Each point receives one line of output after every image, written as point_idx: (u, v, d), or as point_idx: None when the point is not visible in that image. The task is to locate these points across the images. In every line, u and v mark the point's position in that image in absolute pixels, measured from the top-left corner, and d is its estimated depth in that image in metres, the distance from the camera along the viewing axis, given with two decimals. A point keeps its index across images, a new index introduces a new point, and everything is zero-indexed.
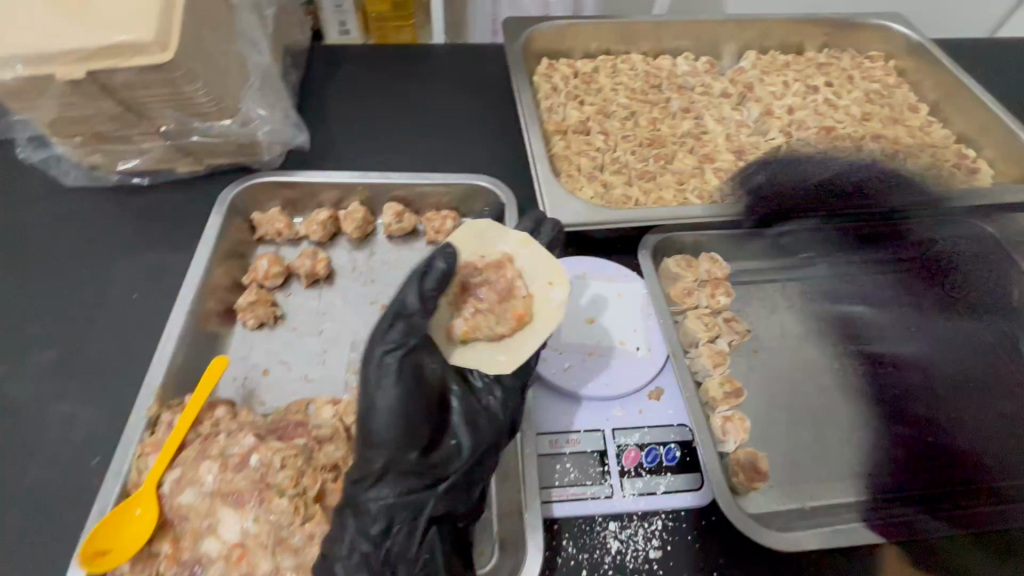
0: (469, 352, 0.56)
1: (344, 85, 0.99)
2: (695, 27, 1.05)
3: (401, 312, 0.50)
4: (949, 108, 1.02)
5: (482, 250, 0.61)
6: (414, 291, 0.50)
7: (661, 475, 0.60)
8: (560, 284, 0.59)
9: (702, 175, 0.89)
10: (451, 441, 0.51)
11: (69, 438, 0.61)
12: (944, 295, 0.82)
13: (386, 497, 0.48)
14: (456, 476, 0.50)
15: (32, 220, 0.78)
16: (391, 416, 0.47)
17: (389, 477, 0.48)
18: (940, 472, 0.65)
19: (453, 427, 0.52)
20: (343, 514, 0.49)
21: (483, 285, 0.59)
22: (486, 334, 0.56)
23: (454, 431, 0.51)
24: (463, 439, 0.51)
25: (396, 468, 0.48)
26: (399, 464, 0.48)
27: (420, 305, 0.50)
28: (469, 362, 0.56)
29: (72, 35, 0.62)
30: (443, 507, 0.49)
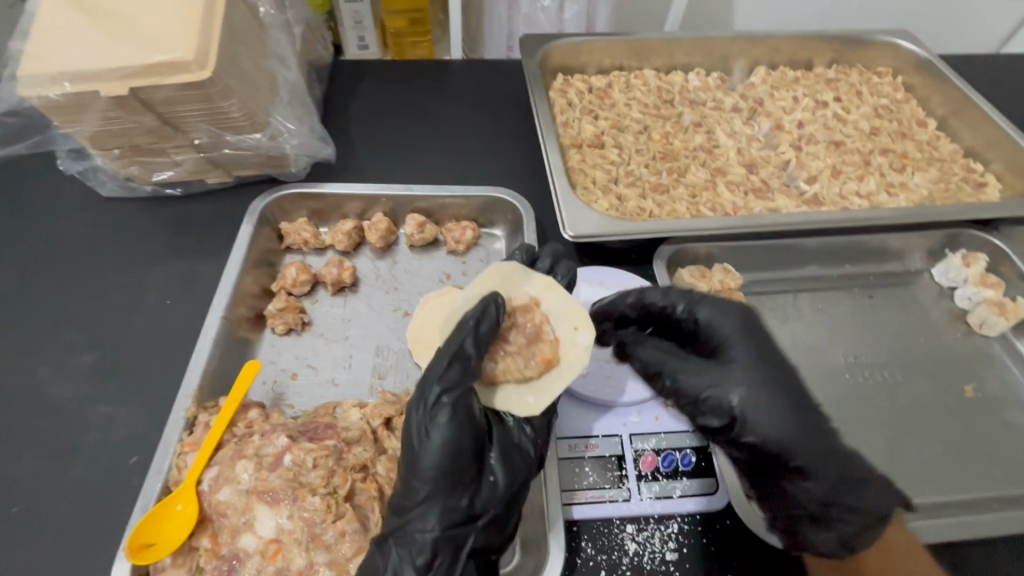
0: (499, 395, 0.58)
1: (366, 99, 1.03)
2: (706, 44, 1.08)
3: (459, 354, 0.53)
4: (956, 123, 1.04)
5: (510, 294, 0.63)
6: (469, 337, 0.54)
7: (677, 480, 0.62)
8: (585, 329, 0.60)
9: (714, 188, 0.91)
10: (489, 475, 0.52)
11: (108, 438, 0.64)
12: (953, 307, 0.83)
13: (433, 530, 0.49)
14: (495, 510, 0.51)
15: (70, 229, 0.81)
16: (441, 451, 0.50)
17: (435, 511, 0.49)
18: (951, 481, 0.66)
19: (491, 463, 0.53)
20: (386, 543, 0.50)
21: (512, 329, 0.60)
22: (516, 377, 0.58)
23: (492, 466, 0.53)
24: (502, 473, 0.52)
25: (442, 501, 0.50)
26: (444, 496, 0.50)
27: (475, 350, 0.54)
28: (499, 404, 0.58)
29: (117, 55, 0.65)
30: (482, 541, 0.51)
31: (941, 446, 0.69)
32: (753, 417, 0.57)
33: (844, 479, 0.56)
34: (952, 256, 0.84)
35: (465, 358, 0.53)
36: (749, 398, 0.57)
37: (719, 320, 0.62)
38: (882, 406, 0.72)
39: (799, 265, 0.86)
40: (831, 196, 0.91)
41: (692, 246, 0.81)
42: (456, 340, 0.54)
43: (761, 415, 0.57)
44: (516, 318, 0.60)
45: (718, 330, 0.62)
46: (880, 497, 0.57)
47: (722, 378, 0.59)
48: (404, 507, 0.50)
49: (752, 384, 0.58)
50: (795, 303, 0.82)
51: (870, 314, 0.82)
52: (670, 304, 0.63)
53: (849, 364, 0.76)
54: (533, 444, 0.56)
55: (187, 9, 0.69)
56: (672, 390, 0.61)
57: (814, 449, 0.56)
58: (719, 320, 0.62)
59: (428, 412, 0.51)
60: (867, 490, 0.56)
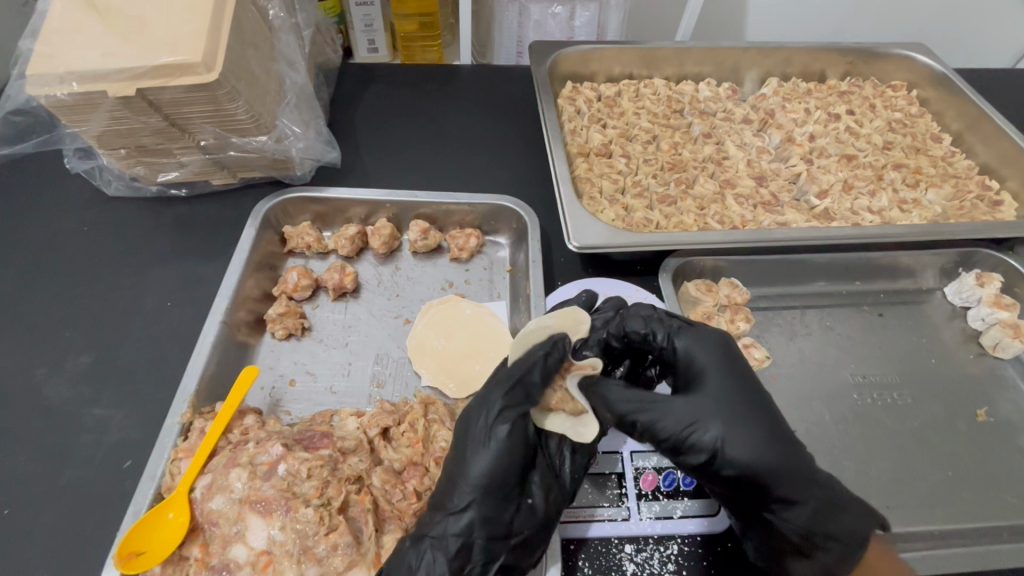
0: (550, 420, 0.55)
1: (374, 103, 1.02)
2: (717, 53, 1.07)
3: (523, 379, 0.53)
4: (972, 138, 1.02)
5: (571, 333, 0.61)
6: (540, 367, 0.54)
7: (678, 500, 0.61)
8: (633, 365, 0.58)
9: (723, 201, 0.90)
10: (528, 497, 0.52)
11: (103, 441, 0.63)
12: (966, 328, 0.81)
13: (474, 537, 0.50)
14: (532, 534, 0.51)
15: (74, 227, 0.81)
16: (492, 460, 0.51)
17: (478, 523, 0.50)
18: (959, 510, 0.64)
19: (531, 484, 0.53)
20: (422, 543, 0.50)
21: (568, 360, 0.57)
22: (569, 407, 0.56)
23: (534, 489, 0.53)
24: (543, 499, 0.53)
25: (485, 516, 0.50)
26: (487, 513, 0.50)
27: (543, 380, 0.53)
28: (550, 427, 0.55)
29: (127, 56, 0.65)
30: (511, 560, 0.51)
31: (951, 471, 0.67)
32: (737, 447, 0.53)
33: (826, 506, 0.55)
34: (965, 275, 0.82)
35: (532, 385, 0.53)
36: (730, 429, 0.54)
37: (696, 350, 0.59)
38: (891, 429, 0.70)
39: (806, 281, 0.84)
40: (842, 211, 0.89)
41: (699, 259, 0.80)
42: (524, 365, 0.53)
43: (744, 445, 0.53)
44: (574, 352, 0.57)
45: (698, 358, 0.59)
46: (868, 534, 0.55)
47: (703, 408, 0.55)
48: (443, 514, 0.51)
49: (733, 414, 0.54)
50: (803, 320, 0.81)
51: (881, 333, 0.80)
52: (647, 334, 0.62)
53: (858, 384, 0.74)
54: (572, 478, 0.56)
55: (198, 11, 0.69)
56: (647, 428, 0.55)
57: (799, 478, 0.53)
58: (696, 349, 0.59)
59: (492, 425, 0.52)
60: (855, 526, 0.55)
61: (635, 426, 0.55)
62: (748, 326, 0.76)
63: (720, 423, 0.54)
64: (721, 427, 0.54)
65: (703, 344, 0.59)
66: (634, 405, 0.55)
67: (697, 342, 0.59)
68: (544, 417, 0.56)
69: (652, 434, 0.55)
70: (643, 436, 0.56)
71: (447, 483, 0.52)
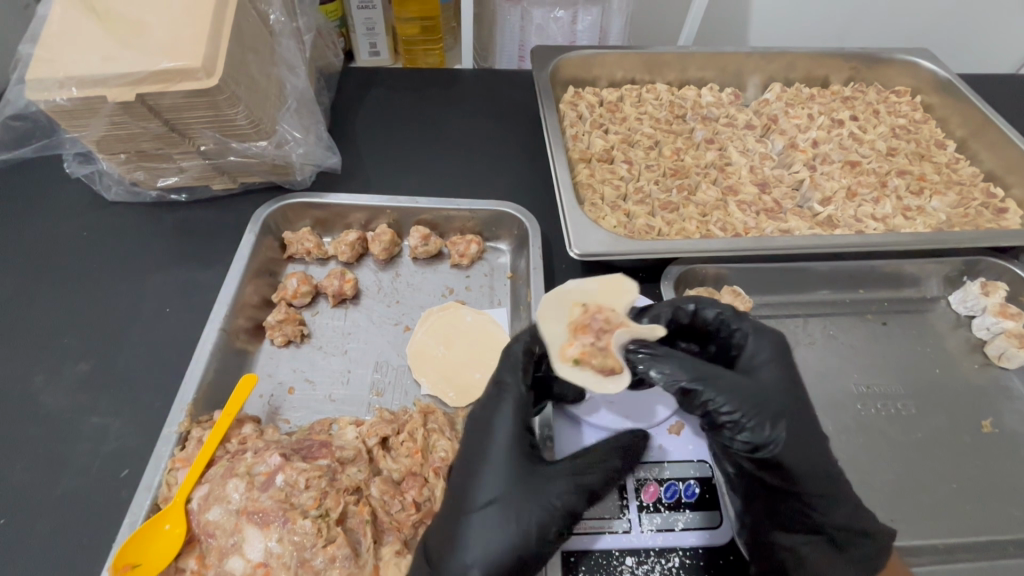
0: (574, 371, 0.53)
1: (375, 108, 1.02)
2: (720, 59, 1.06)
3: (500, 385, 0.58)
4: (976, 145, 1.01)
5: (614, 303, 0.58)
6: (513, 373, 0.59)
7: (679, 511, 0.60)
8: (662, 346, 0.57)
9: (725, 208, 0.89)
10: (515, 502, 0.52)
11: (100, 449, 0.63)
12: (970, 338, 0.81)
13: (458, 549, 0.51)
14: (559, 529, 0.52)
15: (74, 233, 0.81)
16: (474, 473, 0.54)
17: (497, 529, 0.51)
18: (964, 523, 0.63)
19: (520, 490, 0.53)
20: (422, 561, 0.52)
21: (603, 325, 0.56)
22: (596, 362, 0.53)
23: (557, 485, 0.54)
24: (569, 494, 0.53)
25: (503, 520, 0.51)
26: (504, 516, 0.52)
27: (518, 384, 0.58)
28: (574, 379, 0.52)
29: (126, 61, 0.64)
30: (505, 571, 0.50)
31: (957, 483, 0.66)
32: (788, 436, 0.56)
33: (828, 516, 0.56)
34: (969, 284, 0.81)
35: (508, 389, 0.58)
36: (782, 415, 0.56)
37: (762, 343, 0.61)
38: (895, 439, 0.69)
39: (810, 289, 0.84)
40: (846, 218, 0.89)
41: (700, 267, 0.79)
42: (499, 375, 0.59)
43: (792, 432, 0.56)
44: (611, 313, 0.57)
45: (760, 351, 0.61)
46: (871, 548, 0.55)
47: (762, 392, 0.57)
48: (461, 525, 0.52)
49: (785, 403, 0.57)
50: (806, 328, 0.80)
51: (885, 342, 0.79)
52: (717, 317, 0.63)
53: (861, 394, 0.73)
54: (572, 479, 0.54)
55: (199, 16, 0.68)
56: (710, 403, 0.56)
57: (824, 478, 0.57)
58: (761, 339, 0.61)
59: (497, 432, 0.56)
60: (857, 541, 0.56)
61: (697, 398, 0.56)
62: None
63: (774, 409, 0.56)
64: (773, 412, 0.56)
65: (768, 336, 0.61)
66: (707, 377, 0.55)
67: (762, 333, 0.61)
68: (568, 368, 0.53)
69: (711, 408, 0.56)
70: (701, 409, 0.56)
71: (463, 495, 0.54)
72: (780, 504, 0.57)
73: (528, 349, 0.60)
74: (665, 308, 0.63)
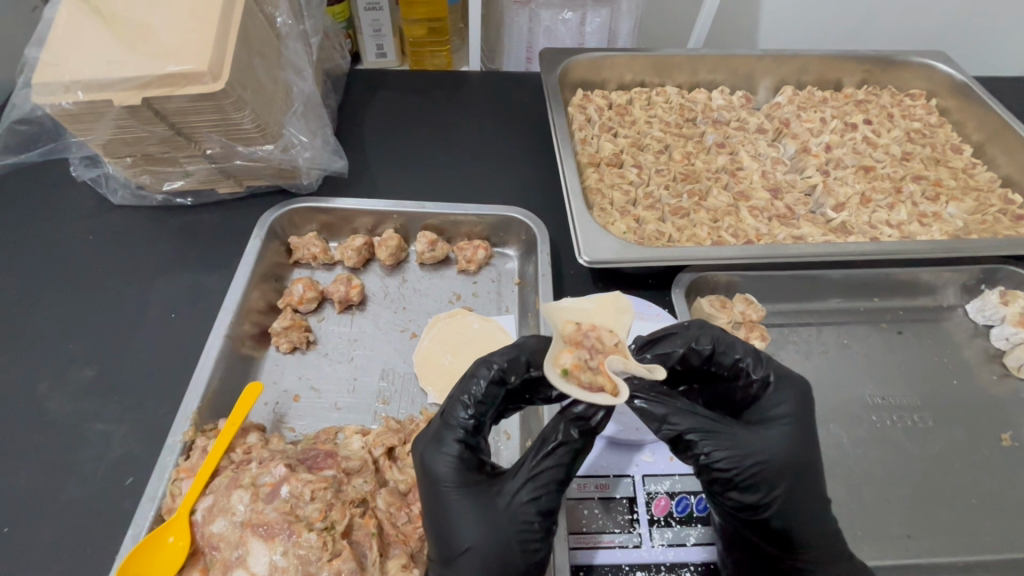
0: (562, 380, 0.49)
1: (382, 111, 1.01)
2: (731, 61, 1.05)
3: (442, 422, 0.54)
4: (993, 150, 0.99)
5: (612, 324, 0.55)
6: (457, 407, 0.54)
7: (691, 526, 0.59)
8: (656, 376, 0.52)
9: (737, 213, 0.88)
10: (482, 544, 0.50)
11: (104, 457, 0.62)
12: (989, 348, 0.79)
13: None
14: (539, 537, 0.51)
15: (79, 237, 0.81)
16: (437, 524, 0.51)
17: (480, 565, 0.50)
18: (984, 541, 0.62)
19: (486, 530, 0.50)
20: None
21: (598, 343, 0.53)
22: (585, 379, 0.50)
23: (520, 500, 0.51)
24: (534, 501, 0.51)
25: (482, 553, 0.50)
26: (481, 561, 0.50)
27: (463, 418, 0.54)
28: (561, 388, 0.49)
29: (133, 65, 0.64)
30: None
31: (976, 499, 0.65)
32: (788, 494, 0.55)
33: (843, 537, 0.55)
34: (988, 292, 0.79)
35: (451, 425, 0.54)
36: (780, 476, 0.54)
37: (780, 397, 0.58)
38: (912, 453, 0.68)
39: (823, 297, 0.82)
40: (860, 225, 0.87)
41: (712, 275, 0.78)
42: (441, 413, 0.55)
43: (789, 494, 0.55)
44: (606, 334, 0.53)
45: (775, 405, 0.58)
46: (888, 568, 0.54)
47: (763, 452, 0.55)
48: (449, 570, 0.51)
49: (788, 466, 0.55)
50: (819, 337, 0.78)
51: (901, 352, 0.77)
52: (737, 360, 0.59)
53: (876, 405, 0.72)
54: (534, 499, 0.51)
55: (205, 18, 0.68)
56: (703, 457, 0.54)
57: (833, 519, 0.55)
58: (778, 396, 0.58)
59: (444, 473, 0.52)
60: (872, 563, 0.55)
61: (691, 450, 0.54)
62: (762, 344, 0.74)
63: (772, 470, 0.54)
64: (769, 472, 0.54)
65: (788, 394, 0.58)
66: (704, 430, 0.54)
67: (781, 389, 0.58)
68: (556, 376, 0.50)
69: (702, 462, 0.54)
70: (694, 461, 0.55)
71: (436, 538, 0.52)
72: (765, 559, 0.56)
73: (497, 377, 0.55)
74: (676, 349, 0.58)
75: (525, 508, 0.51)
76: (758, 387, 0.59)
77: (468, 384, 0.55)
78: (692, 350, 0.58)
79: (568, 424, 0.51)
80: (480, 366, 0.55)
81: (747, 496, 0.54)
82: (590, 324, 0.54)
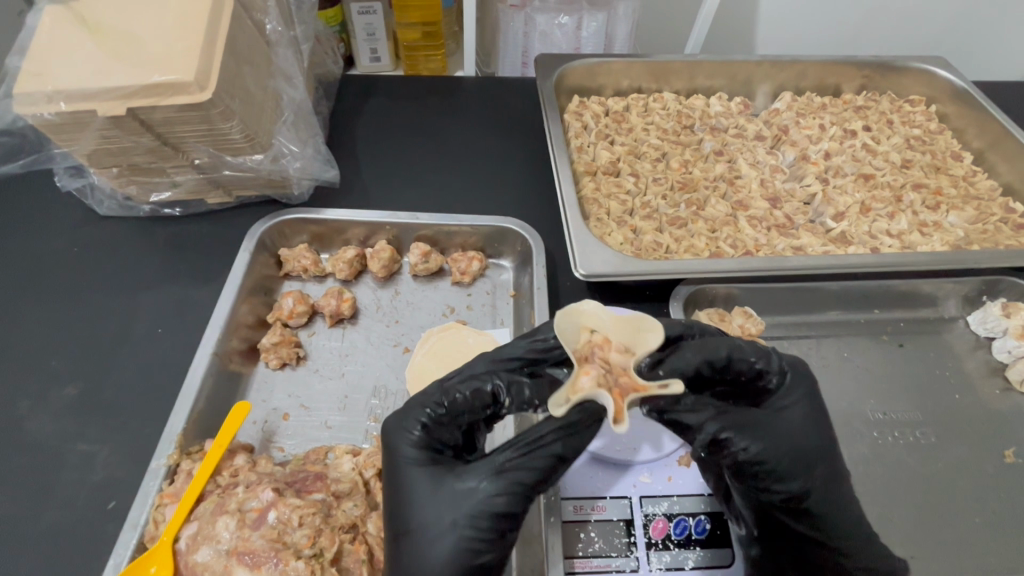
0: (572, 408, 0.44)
1: (374, 117, 0.99)
2: (729, 67, 1.03)
3: (422, 398, 0.52)
4: (994, 157, 0.98)
5: (622, 340, 0.48)
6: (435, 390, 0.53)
7: (689, 549, 0.58)
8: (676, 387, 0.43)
9: (735, 223, 0.86)
10: (428, 532, 0.48)
11: (87, 480, 0.61)
12: (991, 360, 0.78)
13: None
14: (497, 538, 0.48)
15: (64, 250, 0.79)
16: (396, 497, 0.50)
17: (431, 557, 0.47)
18: (988, 562, 0.61)
19: (434, 518, 0.48)
20: None
21: (608, 362, 0.46)
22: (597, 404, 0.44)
23: (479, 494, 0.47)
24: (497, 497, 0.47)
25: (434, 544, 0.47)
26: (423, 548, 0.48)
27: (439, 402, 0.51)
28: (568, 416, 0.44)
29: (117, 75, 0.62)
30: None
31: (980, 518, 0.64)
32: (820, 484, 0.54)
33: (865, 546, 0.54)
34: (990, 304, 0.78)
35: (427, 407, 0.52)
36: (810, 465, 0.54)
37: (795, 388, 0.57)
38: (914, 471, 0.66)
39: (824, 308, 0.81)
40: (860, 235, 0.86)
41: (711, 287, 0.77)
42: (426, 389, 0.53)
43: (821, 485, 0.54)
44: (619, 355, 0.46)
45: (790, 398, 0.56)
46: None
47: (791, 441, 0.54)
48: (394, 550, 0.49)
49: (814, 452, 0.54)
50: (819, 350, 0.77)
51: (902, 365, 0.76)
52: (754, 364, 0.54)
53: (878, 421, 0.70)
54: (492, 496, 0.47)
55: (193, 26, 0.66)
56: (741, 454, 0.52)
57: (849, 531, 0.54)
58: (791, 386, 0.57)
59: (405, 449, 0.51)
60: None
61: (726, 448, 0.52)
62: None
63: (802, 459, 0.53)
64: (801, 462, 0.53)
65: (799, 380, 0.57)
66: (737, 426, 0.52)
67: (794, 381, 0.57)
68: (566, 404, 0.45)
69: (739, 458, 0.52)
70: (730, 459, 0.53)
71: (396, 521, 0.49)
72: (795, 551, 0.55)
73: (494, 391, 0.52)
74: (688, 365, 0.51)
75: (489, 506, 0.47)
76: (777, 380, 0.56)
77: (461, 379, 0.53)
78: (707, 363, 0.52)
79: (555, 427, 0.49)
80: (486, 373, 0.53)
81: (781, 487, 0.53)
82: (600, 339, 0.48)
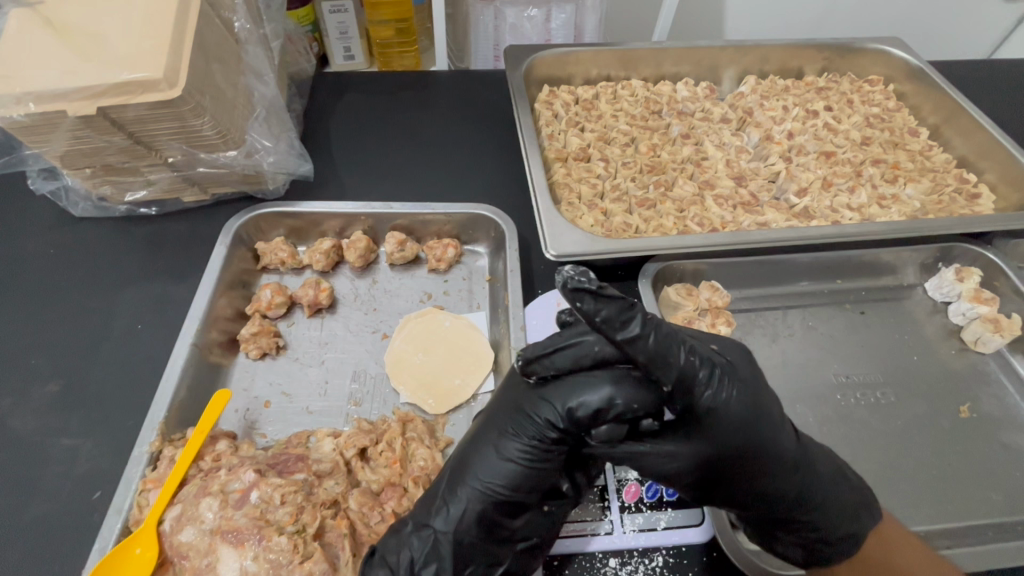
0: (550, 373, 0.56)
1: (348, 113, 1.01)
2: (694, 53, 1.06)
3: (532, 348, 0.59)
4: (949, 131, 1.02)
5: None
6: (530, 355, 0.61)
7: (661, 511, 0.60)
8: None
9: (702, 202, 0.89)
10: (497, 440, 0.53)
11: (70, 472, 0.62)
12: (947, 324, 0.81)
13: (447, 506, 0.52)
14: (540, 460, 0.52)
15: (38, 252, 0.79)
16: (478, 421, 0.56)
17: (491, 452, 0.53)
18: (942, 507, 0.64)
19: (500, 428, 0.54)
20: (427, 529, 0.52)
21: None
22: None
23: (545, 406, 0.52)
24: (552, 410, 0.51)
25: (493, 445, 0.53)
26: (480, 456, 0.53)
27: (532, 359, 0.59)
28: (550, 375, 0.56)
29: (85, 74, 0.63)
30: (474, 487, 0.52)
31: (936, 469, 0.67)
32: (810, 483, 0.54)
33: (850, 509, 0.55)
34: (945, 270, 0.82)
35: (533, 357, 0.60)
36: (763, 433, 0.51)
37: (662, 354, 0.46)
38: (875, 429, 0.70)
39: (789, 280, 0.83)
40: (822, 209, 0.89)
41: (679, 263, 0.79)
42: None
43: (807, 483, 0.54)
44: None
45: (661, 367, 0.46)
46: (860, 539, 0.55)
47: (739, 387, 0.51)
48: (462, 470, 0.53)
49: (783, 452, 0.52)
50: (785, 320, 0.80)
51: (862, 331, 0.79)
52: (629, 327, 0.45)
53: (841, 385, 0.73)
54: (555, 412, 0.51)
55: (160, 25, 0.67)
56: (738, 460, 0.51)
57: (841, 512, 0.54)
58: (658, 351, 0.46)
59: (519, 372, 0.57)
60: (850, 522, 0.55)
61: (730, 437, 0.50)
62: (729, 330, 0.76)
63: (755, 417, 0.50)
64: (755, 434, 0.50)
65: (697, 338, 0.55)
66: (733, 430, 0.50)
67: (659, 356, 0.46)
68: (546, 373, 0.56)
69: (715, 438, 0.50)
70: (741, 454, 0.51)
71: (468, 438, 0.56)
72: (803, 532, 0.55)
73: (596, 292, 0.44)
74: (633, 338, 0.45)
75: (543, 409, 0.52)
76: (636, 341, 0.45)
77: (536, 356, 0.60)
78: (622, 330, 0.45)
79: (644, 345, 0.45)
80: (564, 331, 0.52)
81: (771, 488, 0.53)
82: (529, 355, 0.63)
